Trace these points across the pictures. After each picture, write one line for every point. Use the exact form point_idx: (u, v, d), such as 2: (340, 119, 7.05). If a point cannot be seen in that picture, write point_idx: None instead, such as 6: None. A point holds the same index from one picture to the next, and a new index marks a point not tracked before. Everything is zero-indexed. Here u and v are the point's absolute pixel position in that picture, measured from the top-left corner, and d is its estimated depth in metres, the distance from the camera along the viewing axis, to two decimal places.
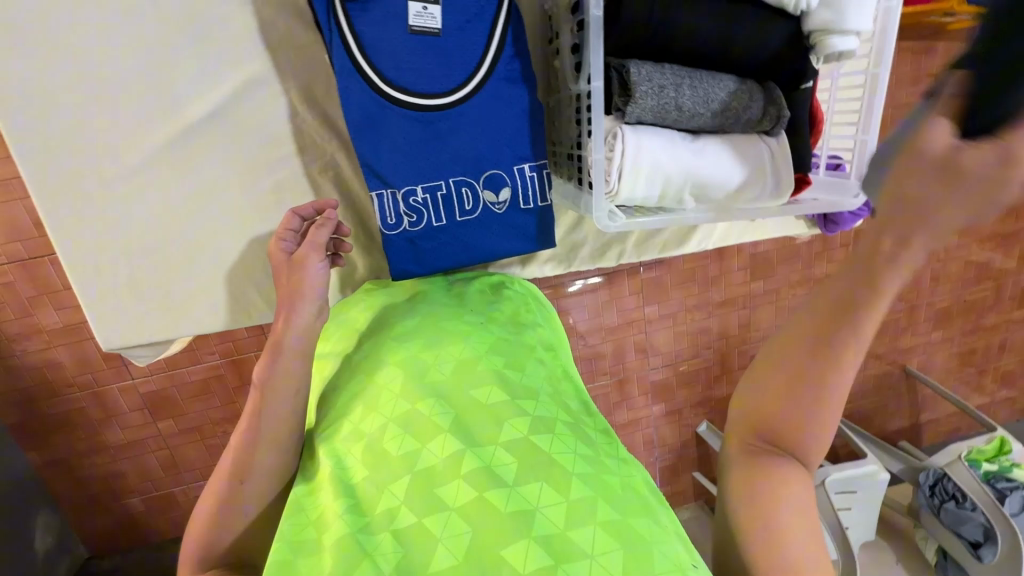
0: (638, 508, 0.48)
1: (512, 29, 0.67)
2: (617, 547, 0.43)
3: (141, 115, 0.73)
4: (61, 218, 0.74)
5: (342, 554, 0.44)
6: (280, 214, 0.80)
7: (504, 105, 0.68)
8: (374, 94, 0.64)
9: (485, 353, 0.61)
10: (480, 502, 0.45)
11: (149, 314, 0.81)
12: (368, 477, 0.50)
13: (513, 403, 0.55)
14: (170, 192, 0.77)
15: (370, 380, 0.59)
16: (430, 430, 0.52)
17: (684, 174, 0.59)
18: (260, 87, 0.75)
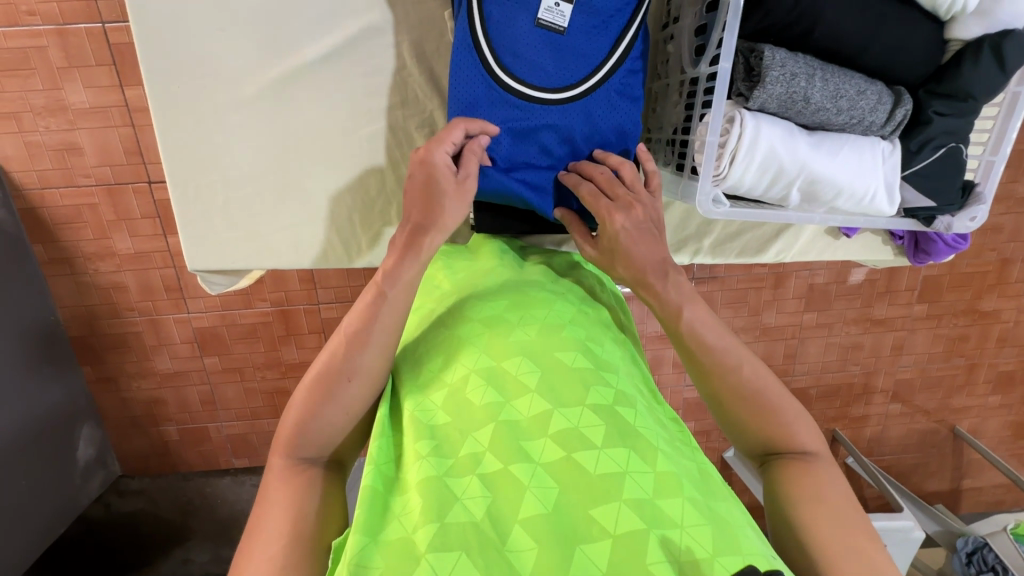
0: (718, 491, 0.50)
1: (638, 45, 0.69)
2: (706, 524, 0.45)
3: (261, 50, 0.76)
4: (173, 139, 0.78)
5: (430, 491, 0.45)
6: (372, 165, 0.83)
7: (606, 114, 0.69)
8: (486, 74, 0.66)
9: (567, 321, 0.61)
10: (570, 463, 0.47)
11: (237, 243, 0.84)
12: (449, 423, 0.52)
13: (597, 373, 0.55)
14: (276, 128, 0.80)
15: (449, 333, 0.61)
16: (516, 388, 0.53)
17: (799, 165, 0.58)
18: (375, 36, 0.77)
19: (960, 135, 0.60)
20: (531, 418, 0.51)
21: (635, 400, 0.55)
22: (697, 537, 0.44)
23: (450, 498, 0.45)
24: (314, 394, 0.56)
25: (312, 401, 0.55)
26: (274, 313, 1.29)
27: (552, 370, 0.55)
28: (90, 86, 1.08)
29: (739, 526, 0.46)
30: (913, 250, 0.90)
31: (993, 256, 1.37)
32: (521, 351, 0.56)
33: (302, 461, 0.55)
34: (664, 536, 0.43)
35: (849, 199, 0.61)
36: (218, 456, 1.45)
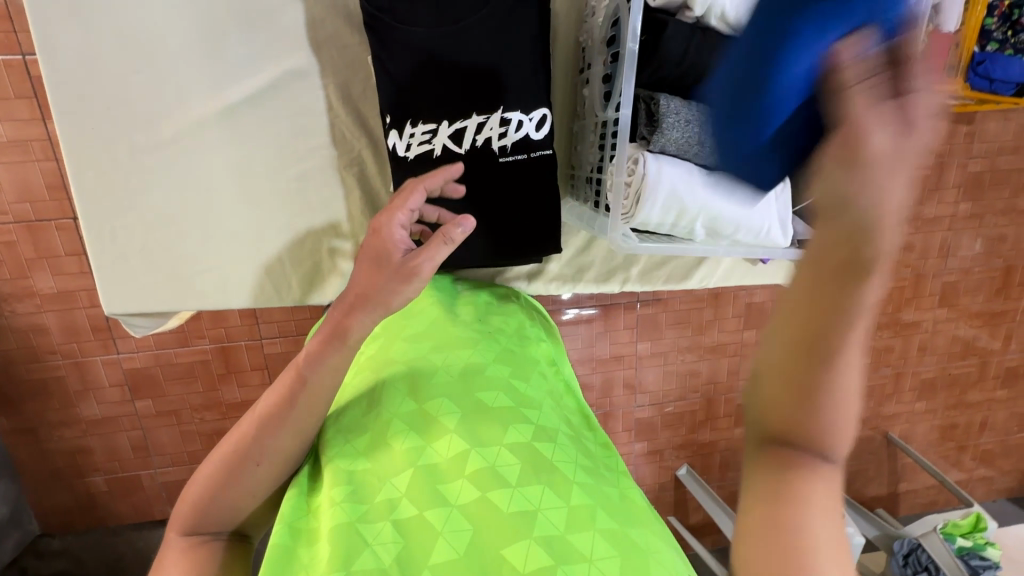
0: (636, 516, 0.52)
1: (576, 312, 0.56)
2: (614, 555, 0.46)
3: (182, 90, 0.76)
4: (83, 175, 0.75)
5: (340, 543, 0.45)
6: (302, 204, 0.83)
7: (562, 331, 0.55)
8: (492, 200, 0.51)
9: (493, 360, 0.63)
10: (484, 503, 0.48)
11: (156, 285, 0.82)
12: (369, 469, 0.52)
13: (517, 410, 0.57)
14: (199, 168, 0.79)
15: (377, 377, 0.61)
16: (435, 430, 0.54)
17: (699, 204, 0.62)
18: (301, 79, 0.78)
19: None
20: (450, 459, 0.51)
21: (557, 434, 0.57)
22: (608, 569, 0.45)
23: (359, 546, 0.45)
24: (224, 477, 0.55)
25: (215, 483, 0.55)
26: (212, 350, 1.24)
27: (473, 410, 0.56)
28: (8, 119, 1.03)
29: (652, 549, 0.48)
30: None
31: (908, 272, 1.49)
32: (445, 394, 0.57)
33: (209, 525, 0.56)
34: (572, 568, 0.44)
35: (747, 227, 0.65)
36: (152, 506, 1.35)
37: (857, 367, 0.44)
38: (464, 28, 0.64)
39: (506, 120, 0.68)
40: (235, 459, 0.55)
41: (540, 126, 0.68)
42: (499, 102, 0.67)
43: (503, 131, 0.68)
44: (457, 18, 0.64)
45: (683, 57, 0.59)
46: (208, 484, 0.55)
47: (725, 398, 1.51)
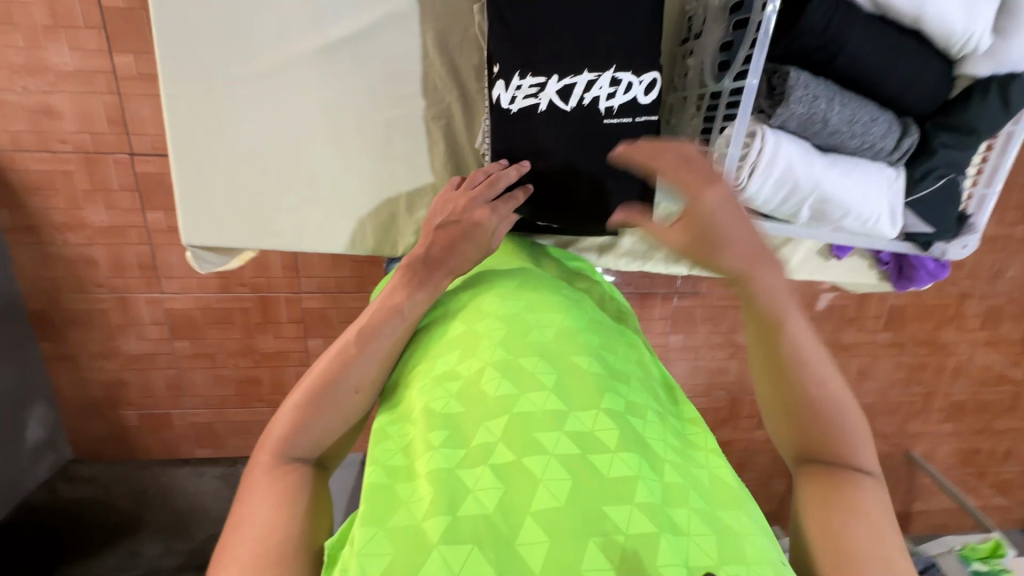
0: (733, 500, 0.49)
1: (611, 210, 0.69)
2: (711, 533, 0.44)
3: (283, 17, 0.74)
4: (176, 87, 0.74)
5: (439, 484, 0.44)
6: (384, 151, 0.82)
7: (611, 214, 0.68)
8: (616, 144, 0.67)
9: (581, 324, 0.61)
10: (582, 461, 0.46)
11: (228, 213, 0.81)
12: (463, 414, 0.50)
13: (610, 379, 0.54)
14: (290, 102, 0.78)
15: (465, 325, 0.60)
16: (530, 382, 0.52)
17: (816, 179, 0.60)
18: (401, 23, 0.77)
19: (959, 170, 0.64)
20: (545, 414, 0.50)
21: (647, 408, 0.55)
22: (708, 546, 0.43)
23: (460, 491, 0.44)
24: (316, 401, 0.55)
25: (307, 408, 0.55)
26: (252, 299, 1.25)
27: (569, 371, 0.54)
28: (76, 48, 1.03)
29: (752, 534, 0.46)
30: (897, 276, 0.96)
31: (955, 290, 1.49)
32: (539, 351, 0.55)
33: (300, 452, 0.55)
34: (675, 542, 0.42)
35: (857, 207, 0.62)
36: (180, 444, 1.39)
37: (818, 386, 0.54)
38: None
39: (616, 81, 0.66)
40: (333, 376, 0.56)
41: (649, 89, 0.67)
42: (611, 61, 0.66)
43: (612, 92, 0.67)
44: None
45: (824, 29, 0.55)
46: (298, 408, 0.55)
47: (751, 399, 1.53)
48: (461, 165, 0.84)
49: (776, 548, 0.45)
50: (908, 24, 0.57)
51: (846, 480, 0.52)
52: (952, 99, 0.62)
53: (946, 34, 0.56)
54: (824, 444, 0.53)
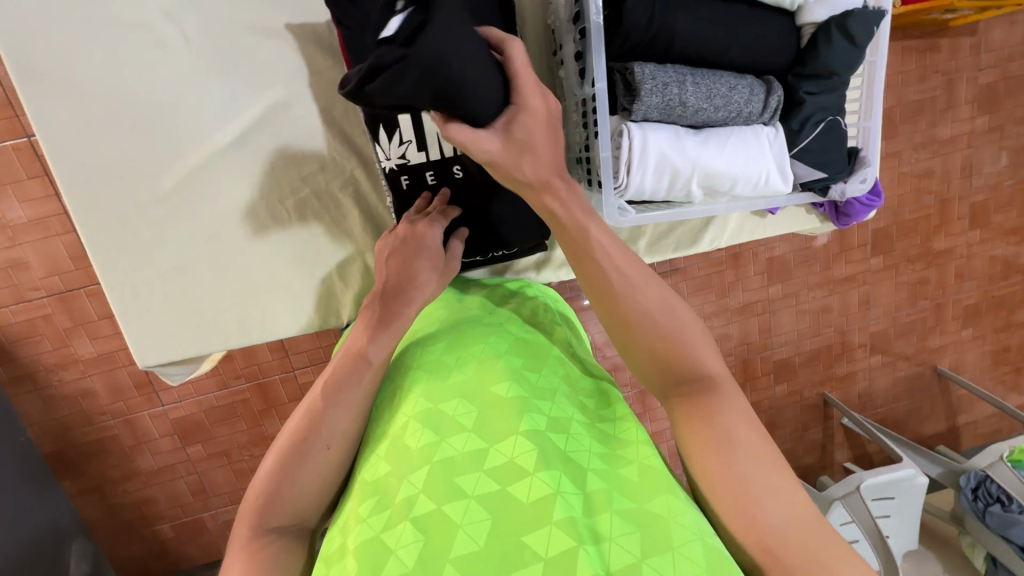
0: (655, 489, 0.51)
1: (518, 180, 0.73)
2: (633, 533, 0.46)
3: (170, 140, 0.78)
4: (94, 231, 0.79)
5: (368, 553, 0.46)
6: (303, 231, 0.85)
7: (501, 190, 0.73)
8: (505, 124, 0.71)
9: (501, 351, 0.61)
10: (502, 495, 0.48)
11: (177, 331, 0.85)
12: (390, 472, 0.51)
13: (531, 399, 0.55)
14: (199, 211, 0.81)
15: (393, 385, 0.61)
16: (449, 427, 0.53)
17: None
18: (287, 110, 0.80)
19: (835, 111, 0.65)
20: (465, 454, 0.51)
21: (573, 419, 0.56)
22: (628, 548, 0.45)
23: (384, 554, 0.45)
24: (292, 461, 0.56)
25: (282, 466, 0.56)
26: (250, 389, 1.27)
27: (487, 403, 0.54)
28: (24, 200, 1.07)
29: (675, 519, 0.48)
30: (834, 213, 0.95)
31: (933, 198, 1.48)
32: (457, 391, 0.56)
33: (278, 521, 0.55)
34: (594, 552, 0.44)
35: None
36: (220, 544, 1.41)
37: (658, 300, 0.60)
38: None
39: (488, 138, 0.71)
40: (303, 436, 0.56)
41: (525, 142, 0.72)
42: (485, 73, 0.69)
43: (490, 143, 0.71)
44: None
45: (649, 22, 0.57)
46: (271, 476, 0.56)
47: (761, 355, 1.52)
48: (379, 222, 0.87)
49: (705, 537, 0.47)
50: None
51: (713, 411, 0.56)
52: (803, 48, 0.63)
53: None
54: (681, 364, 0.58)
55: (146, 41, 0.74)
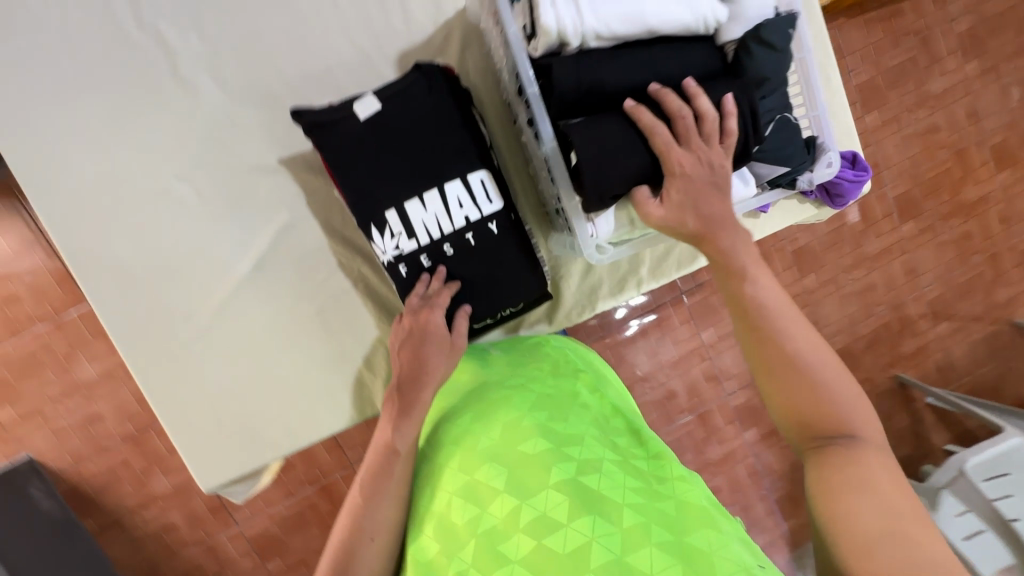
0: (696, 521, 0.51)
1: (508, 241, 0.77)
2: (676, 566, 0.46)
3: (197, 281, 0.87)
4: (146, 376, 0.87)
5: None
6: (328, 333, 0.91)
7: (494, 257, 0.77)
8: (484, 194, 0.76)
9: (523, 407, 0.62)
10: (542, 552, 0.49)
11: (229, 451, 0.91)
12: (441, 551, 0.54)
13: (557, 448, 0.56)
14: (233, 338, 0.89)
15: (431, 464, 0.64)
16: (485, 495, 0.55)
17: (661, 148, 0.61)
18: (293, 230, 0.88)
19: (778, 110, 0.67)
20: (503, 519, 0.52)
21: (604, 460, 0.56)
22: None
23: None
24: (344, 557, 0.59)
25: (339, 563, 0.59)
26: (317, 492, 1.31)
27: (515, 463, 0.56)
28: (93, 358, 1.21)
29: (718, 550, 0.48)
30: (827, 197, 0.96)
31: (945, 153, 1.46)
32: (486, 456, 0.58)
33: None
34: None
35: (693, 165, 0.61)
36: None
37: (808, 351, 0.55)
38: (386, 127, 0.73)
39: (467, 211, 0.75)
40: (352, 534, 0.60)
41: (504, 208, 0.77)
42: (455, 154, 0.75)
43: (474, 215, 0.76)
44: (383, 129, 0.73)
45: (579, 81, 0.61)
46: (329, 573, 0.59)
47: None
48: (392, 307, 0.93)
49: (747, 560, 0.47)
50: (649, 37, 0.63)
51: (862, 463, 0.51)
52: (731, 60, 0.65)
53: (683, 26, 0.62)
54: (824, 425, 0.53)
55: (166, 202, 0.85)
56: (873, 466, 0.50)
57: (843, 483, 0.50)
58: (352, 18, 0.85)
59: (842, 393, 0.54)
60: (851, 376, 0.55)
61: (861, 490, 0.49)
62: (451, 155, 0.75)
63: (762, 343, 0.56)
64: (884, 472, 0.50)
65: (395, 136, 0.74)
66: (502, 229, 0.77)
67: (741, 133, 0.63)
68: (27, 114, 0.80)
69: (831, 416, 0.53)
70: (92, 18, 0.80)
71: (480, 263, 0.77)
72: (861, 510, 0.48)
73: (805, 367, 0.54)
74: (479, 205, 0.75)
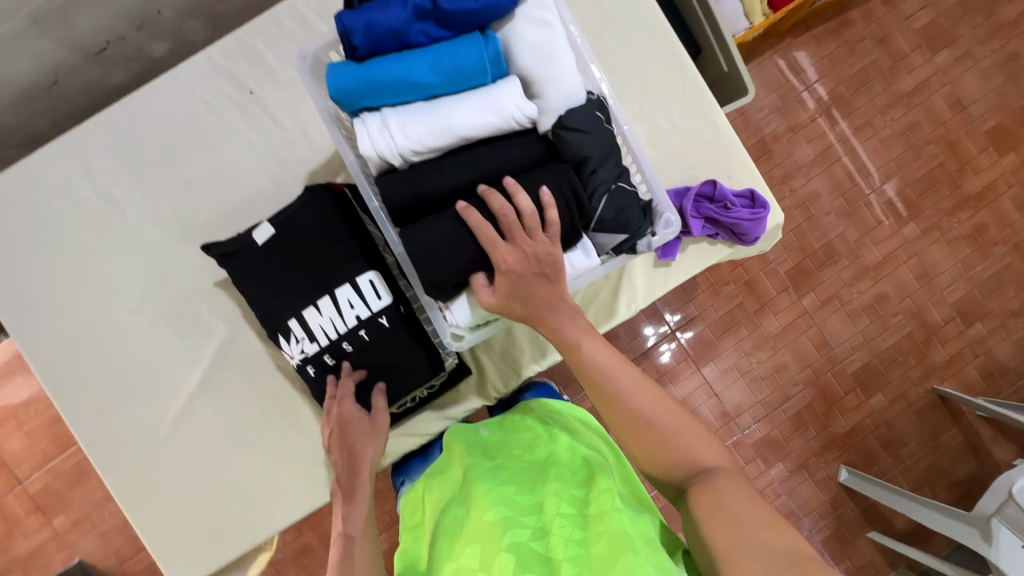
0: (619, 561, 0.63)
1: (402, 333, 0.84)
2: None
3: (157, 398, 0.98)
4: (118, 489, 0.97)
5: None
6: (275, 431, 0.99)
7: (390, 349, 0.84)
8: (371, 293, 0.83)
9: (488, 484, 0.77)
10: None
11: (196, 552, 0.97)
12: None
13: (510, 518, 0.70)
14: (190, 446, 0.98)
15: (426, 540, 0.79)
16: (459, 565, 0.69)
17: (486, 244, 0.65)
18: (234, 342, 0.99)
19: (613, 180, 0.70)
20: None
21: (550, 522, 0.69)
22: None
23: None
24: None
25: None
26: None
27: (479, 536, 0.70)
28: None
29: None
30: (736, 236, 0.96)
31: None
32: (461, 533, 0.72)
33: None
34: None
35: (518, 259, 0.65)
36: None
37: (648, 407, 0.69)
38: (280, 248, 0.83)
39: (358, 311, 0.82)
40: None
41: (392, 303, 0.83)
42: (343, 261, 0.83)
43: (365, 314, 0.83)
44: (278, 249, 0.83)
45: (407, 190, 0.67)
46: None
47: None
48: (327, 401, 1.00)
49: None
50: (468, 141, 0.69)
51: (718, 489, 0.65)
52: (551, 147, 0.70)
53: (496, 128, 0.68)
54: (677, 467, 0.68)
55: (126, 334, 0.98)
56: (723, 488, 0.64)
57: (707, 511, 0.63)
58: (264, 155, 0.98)
59: (685, 434, 0.69)
60: (683, 414, 0.70)
61: (718, 516, 0.62)
62: (339, 262, 0.83)
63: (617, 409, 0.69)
64: (729, 489, 0.64)
65: (289, 254, 0.83)
66: (394, 323, 0.83)
67: (565, 216, 0.67)
68: (13, 280, 0.97)
69: (680, 457, 0.67)
70: (60, 195, 0.98)
71: (379, 356, 0.84)
72: (720, 528, 0.61)
73: (650, 421, 0.68)
74: (368, 304, 0.83)
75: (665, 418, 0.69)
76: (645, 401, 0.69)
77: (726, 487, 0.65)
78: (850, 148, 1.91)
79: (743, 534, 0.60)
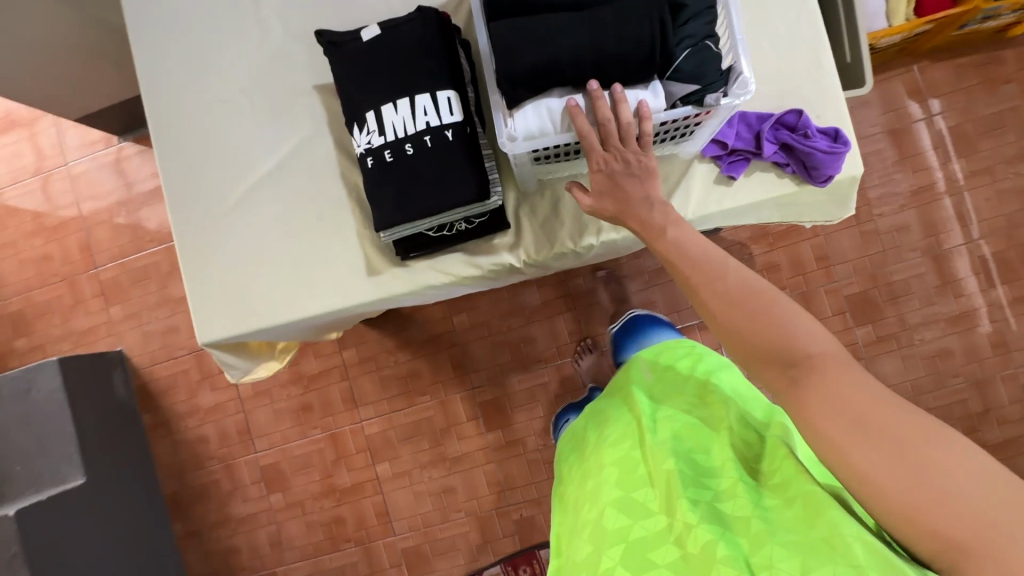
0: (812, 510, 0.67)
1: (459, 150, 0.89)
2: (794, 556, 0.64)
3: (235, 171, 1.09)
4: (182, 240, 1.09)
5: None
6: (319, 229, 1.07)
7: (444, 161, 0.89)
8: (444, 107, 0.89)
9: (649, 429, 0.81)
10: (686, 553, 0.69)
11: (226, 315, 1.07)
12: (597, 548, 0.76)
13: (683, 467, 0.75)
14: (250, 221, 1.08)
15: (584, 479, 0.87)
16: (635, 509, 0.76)
17: (587, 148, 0.78)
18: (312, 141, 1.08)
19: (700, 37, 0.78)
20: (652, 529, 0.73)
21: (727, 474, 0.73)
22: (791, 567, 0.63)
23: None
24: None
25: None
26: None
27: (656, 483, 0.75)
28: None
29: (834, 531, 0.64)
30: (806, 172, 0.95)
31: None
32: (630, 478, 0.78)
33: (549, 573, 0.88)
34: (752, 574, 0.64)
35: (615, 163, 0.79)
36: None
37: (750, 287, 0.70)
38: (378, 45, 0.91)
39: (429, 118, 0.89)
40: None
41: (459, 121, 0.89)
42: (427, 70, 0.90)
43: (433, 123, 0.89)
44: (376, 46, 0.91)
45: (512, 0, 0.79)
46: None
47: None
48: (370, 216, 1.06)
49: (869, 539, 0.62)
50: None
51: (827, 378, 0.63)
52: None
53: None
54: (776, 347, 0.67)
55: (228, 110, 1.10)
56: (834, 375, 0.63)
57: (833, 423, 0.62)
58: None
59: (793, 321, 0.67)
60: (789, 300, 0.68)
61: (862, 433, 0.60)
62: (424, 71, 0.90)
63: (717, 294, 0.71)
64: (845, 378, 0.63)
65: (383, 52, 0.91)
66: (456, 138, 0.89)
67: (646, 47, 0.75)
68: (156, 39, 1.12)
69: (773, 336, 0.67)
70: None
71: (433, 163, 0.89)
72: (862, 440, 0.60)
73: (749, 311, 0.69)
74: (438, 114, 0.89)
75: (752, 299, 0.69)
76: (741, 276, 0.71)
77: (839, 377, 0.63)
78: (955, 192, 1.78)
79: (881, 433, 0.59)
